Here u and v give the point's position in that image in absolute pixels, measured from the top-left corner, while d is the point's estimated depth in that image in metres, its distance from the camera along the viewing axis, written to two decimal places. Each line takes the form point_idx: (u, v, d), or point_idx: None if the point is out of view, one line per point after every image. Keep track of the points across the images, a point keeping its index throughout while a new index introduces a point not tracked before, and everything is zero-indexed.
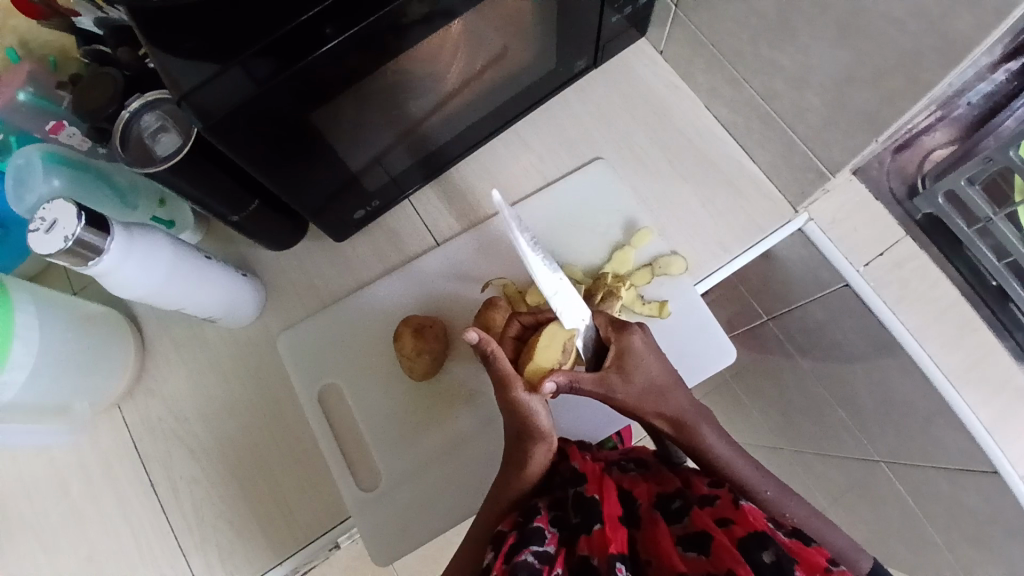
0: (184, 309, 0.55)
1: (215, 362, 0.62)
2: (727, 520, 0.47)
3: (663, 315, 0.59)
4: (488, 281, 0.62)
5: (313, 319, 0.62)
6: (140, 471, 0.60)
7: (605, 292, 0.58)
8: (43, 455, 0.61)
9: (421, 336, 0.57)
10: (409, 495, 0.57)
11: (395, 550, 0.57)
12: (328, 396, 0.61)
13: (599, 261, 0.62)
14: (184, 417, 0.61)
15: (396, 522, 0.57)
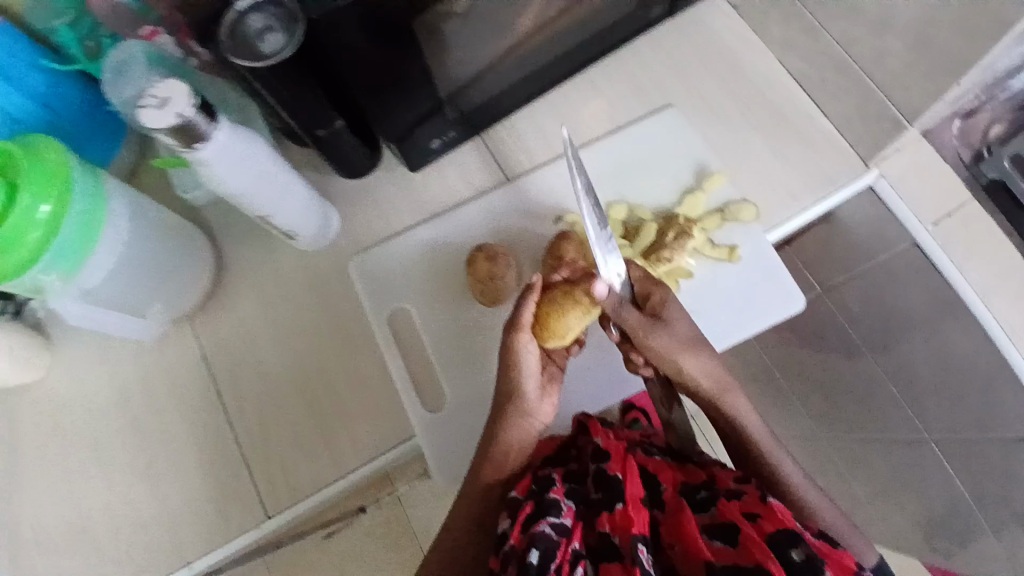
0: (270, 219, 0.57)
1: (287, 281, 0.63)
2: (756, 512, 0.44)
3: (734, 258, 0.60)
4: (559, 215, 0.63)
5: (380, 246, 0.63)
6: (208, 380, 0.61)
7: (677, 231, 0.59)
8: (115, 361, 0.62)
9: (494, 262, 0.58)
10: (472, 417, 0.58)
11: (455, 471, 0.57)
12: (394, 322, 0.62)
13: (669, 204, 0.63)
14: (254, 332, 0.62)
15: (457, 443, 0.57)
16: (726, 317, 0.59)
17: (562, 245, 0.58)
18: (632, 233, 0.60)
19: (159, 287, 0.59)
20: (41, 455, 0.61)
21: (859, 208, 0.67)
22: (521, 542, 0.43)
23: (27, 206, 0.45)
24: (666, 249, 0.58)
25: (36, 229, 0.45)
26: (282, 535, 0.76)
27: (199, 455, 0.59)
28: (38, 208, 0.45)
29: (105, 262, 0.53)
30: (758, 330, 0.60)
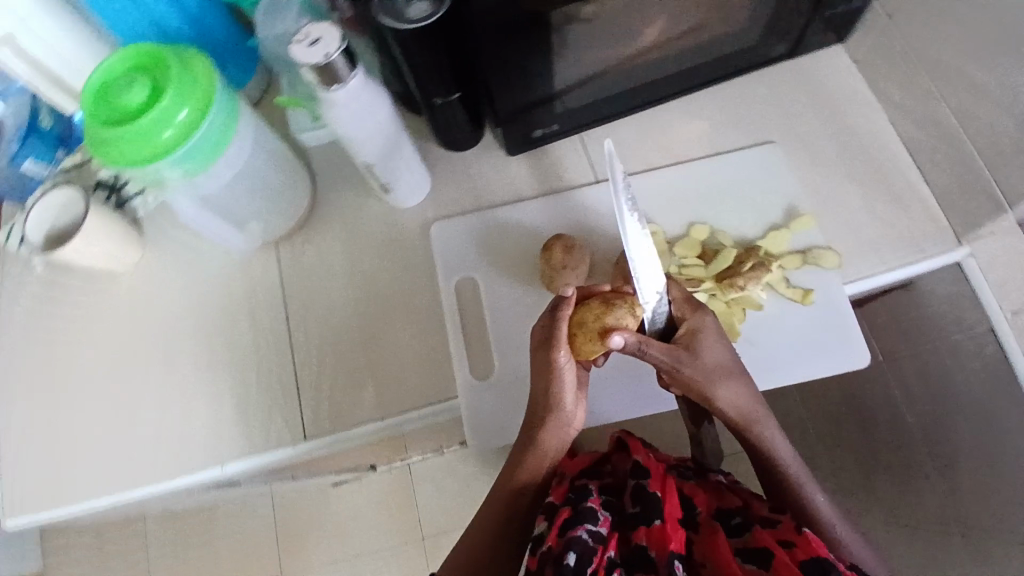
0: (376, 173, 0.61)
1: (371, 229, 0.66)
2: (790, 541, 0.46)
3: (805, 302, 0.60)
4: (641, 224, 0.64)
5: (464, 217, 0.66)
6: (281, 303, 0.65)
7: (755, 263, 0.59)
8: (203, 266, 0.67)
9: (570, 253, 0.59)
10: (514, 393, 0.60)
11: (487, 440, 0.59)
12: (462, 290, 0.64)
13: (751, 236, 0.63)
14: (331, 269, 0.65)
15: (495, 413, 0.60)
16: (784, 358, 0.59)
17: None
18: (709, 255, 0.61)
19: (260, 208, 0.64)
20: (120, 334, 0.67)
21: (942, 284, 0.66)
22: (557, 544, 0.46)
23: (170, 108, 0.50)
24: (740, 278, 0.59)
25: (173, 130, 0.50)
26: (304, 466, 0.79)
27: (257, 368, 0.63)
28: (179, 112, 0.50)
29: (223, 176, 0.58)
30: (813, 379, 0.59)
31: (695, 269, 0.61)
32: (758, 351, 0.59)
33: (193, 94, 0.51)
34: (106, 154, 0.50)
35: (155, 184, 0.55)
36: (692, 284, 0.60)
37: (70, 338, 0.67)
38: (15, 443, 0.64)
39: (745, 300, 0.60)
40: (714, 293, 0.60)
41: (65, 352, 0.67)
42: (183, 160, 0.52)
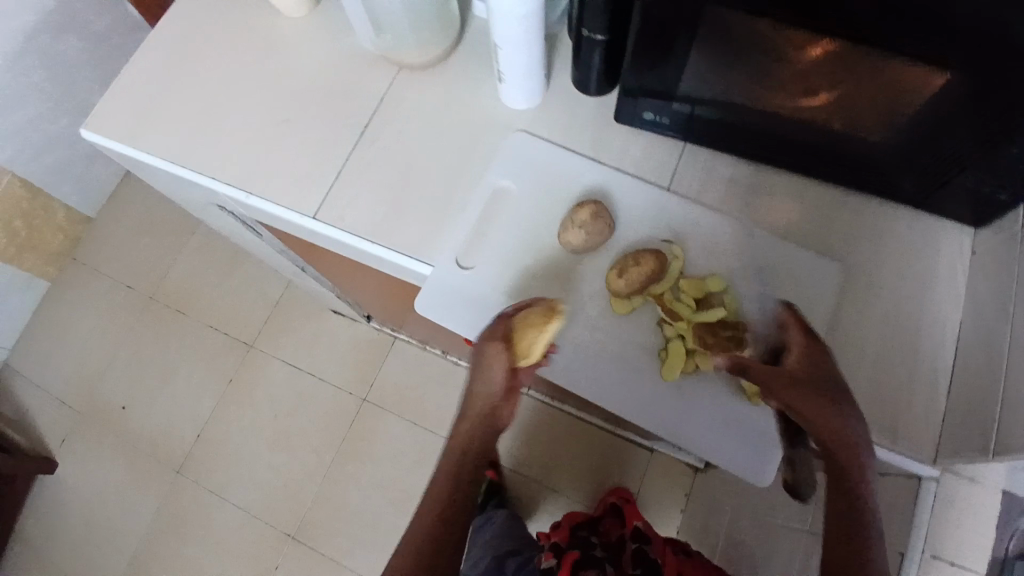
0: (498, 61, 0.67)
1: (471, 104, 0.73)
2: None
3: (750, 400, 0.64)
4: (668, 239, 0.67)
5: (543, 141, 0.71)
6: (368, 110, 0.74)
7: (734, 335, 0.63)
8: (337, 48, 0.77)
9: (594, 219, 0.64)
10: (473, 296, 0.67)
11: (431, 309, 0.67)
12: (496, 194, 0.70)
13: (753, 316, 0.65)
14: (420, 112, 0.73)
15: (451, 296, 0.67)
16: (698, 425, 0.64)
17: (646, 256, 0.64)
18: (705, 304, 0.65)
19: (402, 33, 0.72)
20: (244, 59, 0.78)
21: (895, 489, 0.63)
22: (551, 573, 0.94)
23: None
24: (712, 338, 0.63)
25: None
26: (316, 254, 0.91)
27: (318, 144, 0.73)
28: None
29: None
30: (708, 459, 0.64)
31: (683, 306, 0.65)
32: (678, 409, 0.64)
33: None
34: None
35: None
36: (671, 315, 0.64)
37: (211, 40, 0.80)
38: (130, 86, 0.79)
39: (702, 356, 0.64)
40: (682, 333, 0.64)
41: (201, 48, 0.79)
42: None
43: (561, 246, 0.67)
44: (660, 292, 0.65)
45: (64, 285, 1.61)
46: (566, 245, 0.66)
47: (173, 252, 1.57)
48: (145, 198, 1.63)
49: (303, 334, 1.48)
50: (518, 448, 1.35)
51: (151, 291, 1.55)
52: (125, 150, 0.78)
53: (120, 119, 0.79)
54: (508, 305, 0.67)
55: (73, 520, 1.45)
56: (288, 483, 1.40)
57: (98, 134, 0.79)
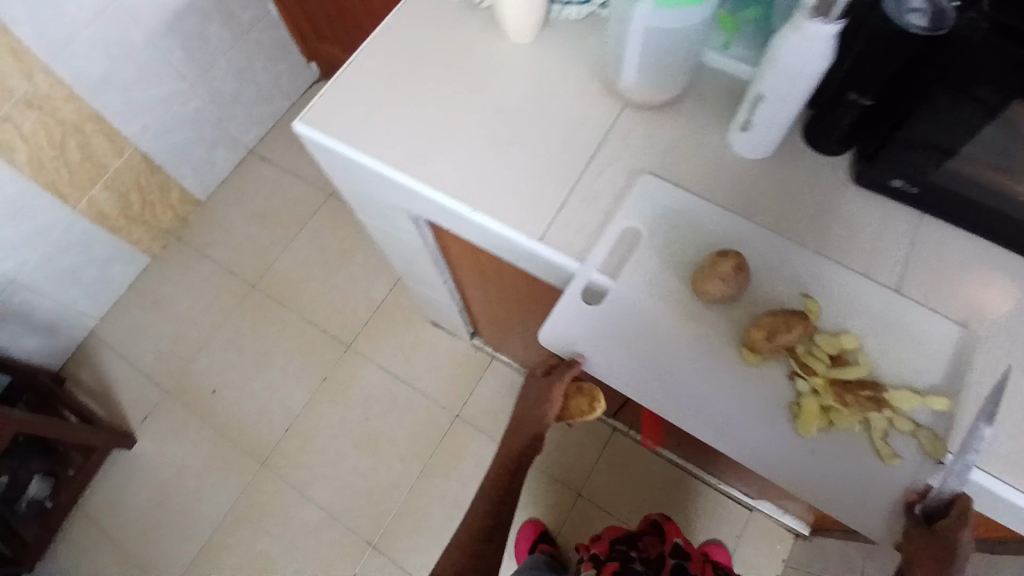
0: (751, 112, 0.65)
1: (697, 149, 0.74)
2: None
3: (882, 461, 0.59)
4: (805, 293, 0.66)
5: (773, 193, 0.71)
6: (594, 142, 0.75)
7: (873, 396, 0.59)
8: (562, 79, 0.79)
9: (737, 272, 0.63)
10: (599, 333, 0.67)
11: (553, 344, 0.68)
12: (627, 235, 0.70)
13: (887, 376, 0.62)
14: (647, 150, 0.74)
15: (578, 331, 0.68)
16: (821, 480, 0.60)
17: (797, 320, 0.61)
18: (841, 361, 0.62)
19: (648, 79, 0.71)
20: (467, 76, 0.79)
21: None
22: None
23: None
24: (850, 396, 0.59)
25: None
26: (491, 271, 0.92)
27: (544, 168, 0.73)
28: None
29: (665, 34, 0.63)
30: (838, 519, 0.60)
31: (818, 361, 0.62)
32: (843, 476, 0.60)
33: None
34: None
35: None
36: (806, 369, 0.62)
37: (429, 55, 0.81)
38: (347, 87, 0.80)
39: (836, 413, 0.60)
40: (818, 389, 0.61)
41: (420, 60, 0.81)
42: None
43: (698, 287, 0.66)
44: (797, 346, 0.63)
45: (164, 261, 1.62)
46: (704, 294, 0.65)
47: (279, 245, 1.63)
48: (258, 191, 1.69)
49: (399, 341, 1.50)
50: (609, 483, 1.38)
51: (253, 281, 1.59)
52: (336, 146, 0.77)
53: (334, 117, 0.78)
54: (632, 347, 0.67)
55: (143, 500, 1.42)
56: (370, 489, 1.39)
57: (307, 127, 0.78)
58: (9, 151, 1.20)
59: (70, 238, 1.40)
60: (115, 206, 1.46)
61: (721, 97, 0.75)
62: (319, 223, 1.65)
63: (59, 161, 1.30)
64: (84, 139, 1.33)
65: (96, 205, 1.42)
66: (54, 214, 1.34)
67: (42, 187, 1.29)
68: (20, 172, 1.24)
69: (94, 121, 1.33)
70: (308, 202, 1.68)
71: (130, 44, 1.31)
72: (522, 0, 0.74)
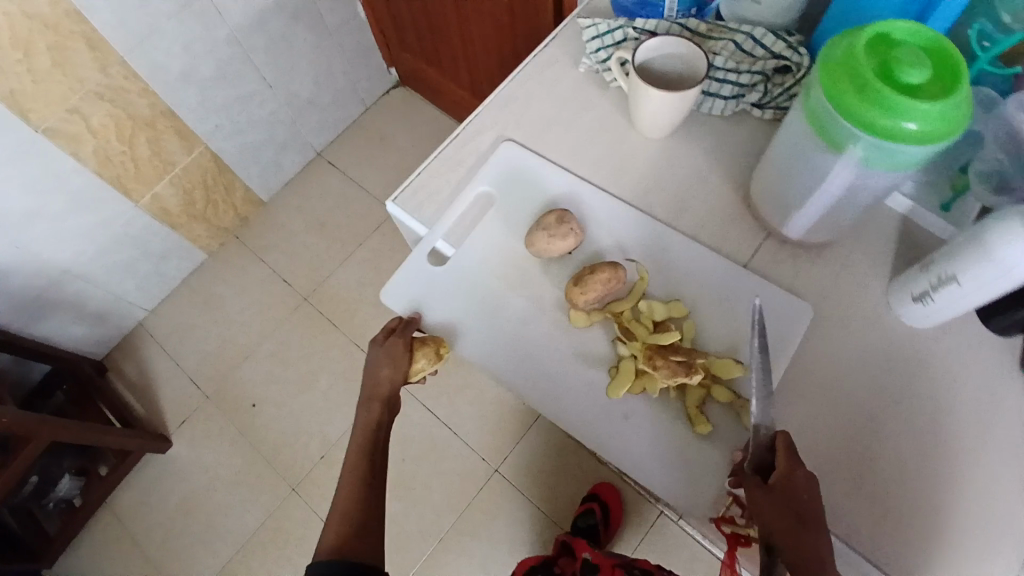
0: (935, 288, 0.56)
1: (842, 302, 0.64)
2: None
3: (695, 427, 0.62)
4: (633, 261, 0.69)
5: (931, 373, 0.60)
6: (726, 278, 0.66)
7: (685, 359, 0.62)
8: (692, 192, 0.70)
9: (562, 235, 0.67)
10: (438, 285, 0.71)
11: (397, 307, 0.71)
12: (479, 203, 0.73)
13: (715, 347, 0.65)
14: (789, 296, 0.64)
15: (418, 291, 0.71)
16: (667, 459, 0.62)
17: (605, 270, 0.66)
18: (662, 326, 0.65)
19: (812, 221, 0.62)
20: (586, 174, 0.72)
21: None
22: None
23: (914, 110, 0.45)
24: (660, 359, 0.61)
25: (886, 121, 0.45)
26: None
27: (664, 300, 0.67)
28: (909, 121, 0.45)
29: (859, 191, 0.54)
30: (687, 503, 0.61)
31: (641, 327, 0.66)
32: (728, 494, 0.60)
33: (942, 125, 0.44)
34: (831, 75, 0.49)
35: (806, 130, 0.54)
36: (627, 335, 0.66)
37: (544, 146, 0.74)
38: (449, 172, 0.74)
39: (658, 382, 0.62)
40: (635, 352, 0.64)
41: (535, 151, 0.74)
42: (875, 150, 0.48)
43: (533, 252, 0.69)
44: (618, 309, 0.67)
45: (221, 259, 1.59)
46: (533, 250, 0.69)
47: (336, 260, 1.57)
48: (322, 198, 1.65)
49: (447, 380, 1.44)
50: None
51: (307, 294, 1.54)
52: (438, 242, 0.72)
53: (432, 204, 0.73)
54: (472, 301, 0.70)
55: (169, 507, 1.38)
56: (401, 534, 1.33)
57: (401, 211, 0.73)
58: (77, 145, 1.13)
59: (130, 232, 1.35)
60: (179, 203, 1.40)
61: (885, 242, 0.65)
62: (380, 240, 1.59)
63: (127, 156, 1.23)
64: (155, 136, 1.26)
65: (159, 202, 1.36)
66: (117, 207, 1.29)
67: (107, 182, 1.23)
68: (86, 165, 1.17)
69: (167, 118, 1.25)
70: (371, 217, 1.62)
71: (215, 42, 1.24)
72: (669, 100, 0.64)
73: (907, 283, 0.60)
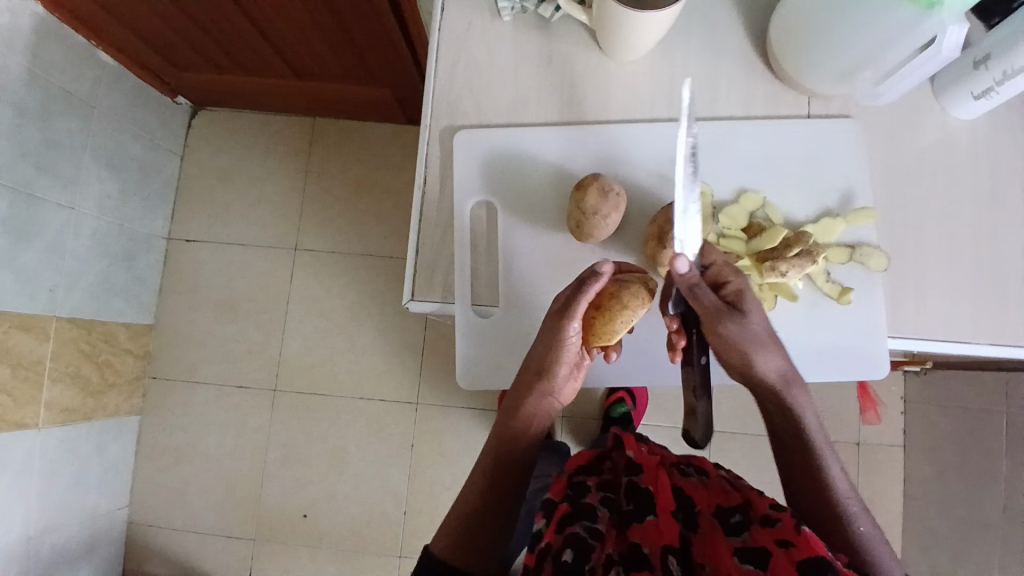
0: (1001, 82, 0.54)
1: (904, 123, 0.60)
2: (787, 539, 0.46)
3: (839, 302, 0.56)
4: None
5: (1011, 151, 0.60)
6: (800, 165, 0.59)
7: (806, 251, 0.54)
8: (711, 91, 0.60)
9: (605, 198, 0.54)
10: (499, 341, 0.58)
11: (463, 378, 0.59)
12: (478, 211, 0.59)
13: (803, 218, 0.58)
14: (859, 148, 0.59)
15: (486, 361, 0.59)
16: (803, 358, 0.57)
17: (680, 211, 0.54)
18: (754, 229, 0.56)
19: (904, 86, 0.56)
20: (594, 132, 0.59)
21: None
22: (555, 539, 0.50)
23: None
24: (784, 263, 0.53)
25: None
26: None
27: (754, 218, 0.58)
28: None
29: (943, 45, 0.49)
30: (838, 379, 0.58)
31: (736, 242, 0.56)
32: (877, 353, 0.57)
33: None
34: None
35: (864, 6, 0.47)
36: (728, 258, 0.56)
37: (539, 135, 0.59)
38: (454, 228, 0.58)
39: (788, 284, 0.55)
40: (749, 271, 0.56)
41: (517, 135, 0.59)
42: None
43: (580, 233, 0.56)
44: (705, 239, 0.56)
45: (153, 406, 1.33)
46: (587, 237, 0.56)
47: (270, 331, 1.36)
48: (205, 277, 1.37)
49: None
50: None
51: (273, 383, 1.34)
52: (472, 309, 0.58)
53: (462, 275, 0.57)
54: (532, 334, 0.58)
55: None
56: None
57: (430, 304, 0.58)
58: None
59: (51, 458, 1.07)
60: (74, 392, 1.12)
61: None
62: (304, 285, 1.36)
63: None
64: (2, 348, 0.95)
65: (57, 406, 1.08)
66: (20, 449, 1.00)
67: None
68: None
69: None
70: (277, 266, 1.37)
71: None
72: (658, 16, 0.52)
73: (955, 80, 0.58)
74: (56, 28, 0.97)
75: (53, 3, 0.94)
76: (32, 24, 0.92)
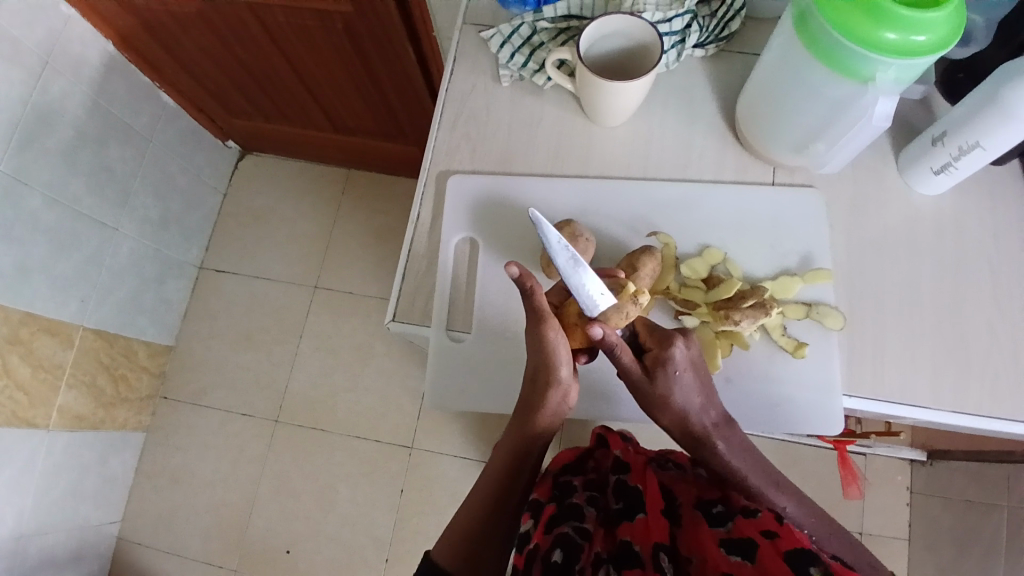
0: (957, 157, 0.58)
1: (865, 196, 0.64)
2: (771, 530, 0.47)
3: (793, 356, 0.59)
4: (654, 231, 0.63)
5: (969, 228, 0.63)
6: (763, 229, 0.63)
7: (757, 302, 0.57)
8: (684, 155, 0.65)
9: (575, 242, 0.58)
10: (468, 367, 0.62)
11: (430, 399, 0.63)
12: (462, 247, 0.65)
13: (764, 275, 0.62)
14: (819, 215, 0.63)
15: (453, 385, 0.62)
16: (757, 408, 0.59)
17: (643, 256, 0.58)
18: (712, 281, 0.60)
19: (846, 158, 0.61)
20: (572, 184, 0.65)
21: None
22: (543, 540, 0.54)
23: (923, 24, 0.45)
24: (736, 313, 0.57)
25: (896, 37, 0.45)
26: None
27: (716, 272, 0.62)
28: (917, 35, 0.45)
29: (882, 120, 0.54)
30: (794, 433, 0.59)
31: (694, 292, 0.60)
32: (834, 412, 0.58)
33: (945, 33, 0.45)
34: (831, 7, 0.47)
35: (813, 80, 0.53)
36: (686, 305, 0.60)
37: (523, 182, 0.65)
38: (438, 259, 0.64)
39: (740, 334, 0.59)
40: (705, 319, 0.60)
41: (503, 181, 0.65)
42: (892, 67, 0.47)
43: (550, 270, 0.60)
44: (666, 286, 0.61)
45: (161, 426, 1.39)
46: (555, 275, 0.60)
47: (280, 362, 1.41)
48: (228, 306, 1.45)
49: (464, 421, 1.35)
50: None
51: (276, 414, 1.38)
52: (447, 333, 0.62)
53: (441, 302, 0.62)
54: (500, 364, 0.62)
55: None
56: None
57: (408, 327, 0.63)
58: None
59: (55, 460, 1.12)
60: (88, 401, 1.18)
61: None
62: (318, 321, 1.43)
63: (10, 387, 1.00)
64: (27, 349, 1.03)
65: (68, 411, 1.13)
66: (27, 448, 1.06)
67: (4, 429, 1.00)
68: None
69: (29, 323, 1.02)
70: (295, 302, 1.44)
71: (41, 215, 1.01)
72: (626, 87, 0.59)
73: (917, 157, 0.62)
74: (126, 67, 1.11)
75: (124, 45, 1.08)
76: (103, 59, 1.06)
